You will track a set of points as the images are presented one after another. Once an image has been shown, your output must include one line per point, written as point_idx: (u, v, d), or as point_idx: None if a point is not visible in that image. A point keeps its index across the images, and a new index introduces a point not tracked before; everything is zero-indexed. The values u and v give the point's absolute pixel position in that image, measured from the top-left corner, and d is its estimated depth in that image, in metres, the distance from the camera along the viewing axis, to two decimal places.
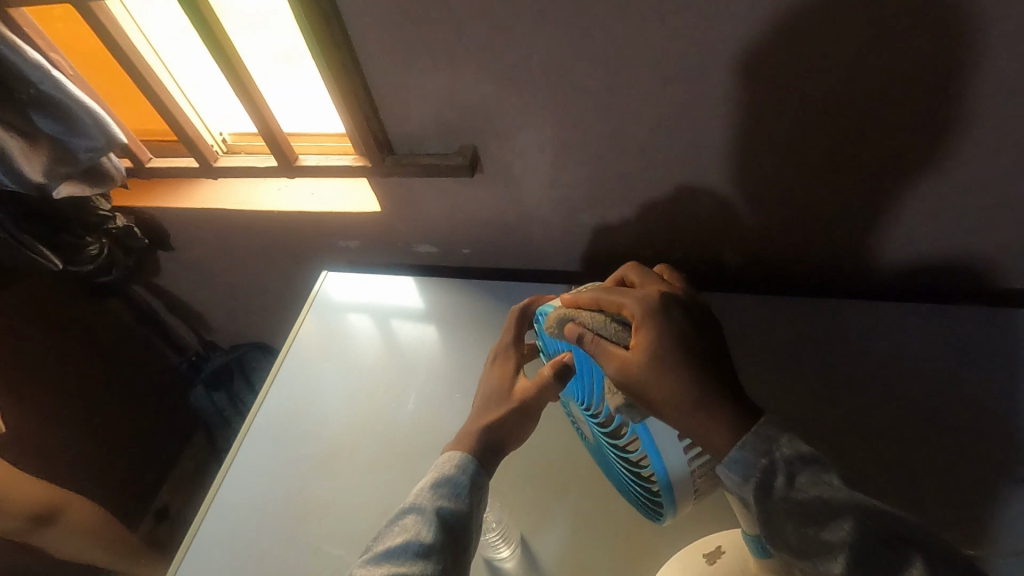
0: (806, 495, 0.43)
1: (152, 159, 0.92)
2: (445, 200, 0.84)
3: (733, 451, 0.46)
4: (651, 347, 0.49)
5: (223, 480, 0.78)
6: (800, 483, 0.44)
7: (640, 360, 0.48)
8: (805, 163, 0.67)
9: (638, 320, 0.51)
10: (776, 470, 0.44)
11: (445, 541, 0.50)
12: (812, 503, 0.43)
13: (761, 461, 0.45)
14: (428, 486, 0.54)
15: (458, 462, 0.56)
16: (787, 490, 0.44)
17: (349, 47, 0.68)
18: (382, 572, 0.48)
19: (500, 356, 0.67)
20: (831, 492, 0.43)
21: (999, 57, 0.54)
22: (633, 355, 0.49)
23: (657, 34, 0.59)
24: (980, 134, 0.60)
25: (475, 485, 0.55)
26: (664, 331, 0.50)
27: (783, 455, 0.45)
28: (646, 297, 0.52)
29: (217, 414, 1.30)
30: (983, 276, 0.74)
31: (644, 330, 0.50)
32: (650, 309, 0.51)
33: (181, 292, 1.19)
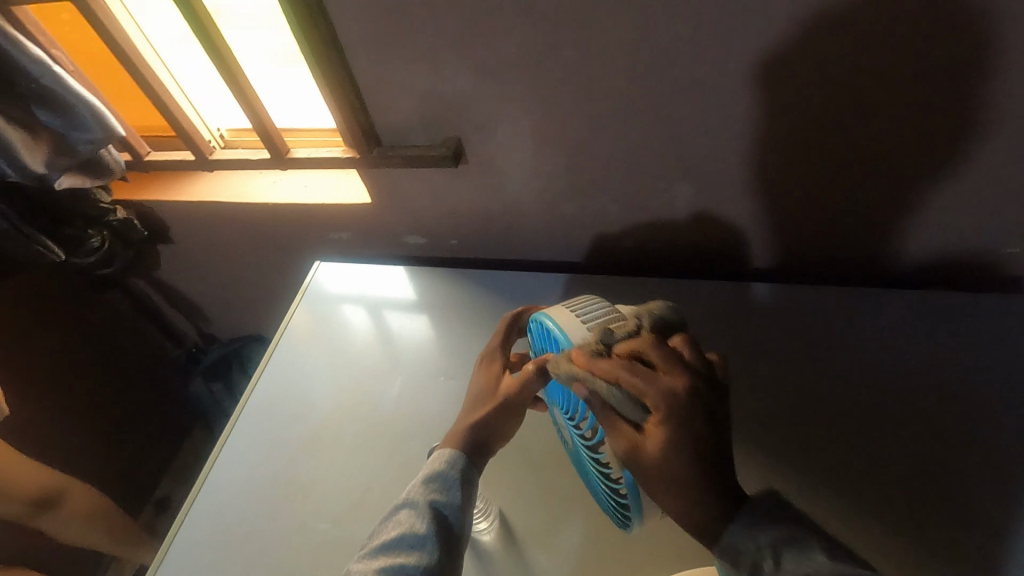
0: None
1: (150, 153, 0.96)
2: (431, 191, 0.87)
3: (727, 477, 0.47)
4: (669, 444, 0.46)
5: (214, 460, 0.81)
6: (786, 565, 0.41)
7: (653, 457, 0.47)
8: (773, 152, 0.70)
9: (659, 415, 0.47)
10: (762, 557, 0.42)
11: (440, 531, 0.50)
12: None
13: (747, 555, 0.43)
14: (420, 481, 0.54)
15: (448, 457, 0.56)
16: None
17: (337, 45, 0.71)
18: (378, 565, 0.48)
19: (487, 358, 0.66)
20: (817, 568, 0.40)
21: (950, 46, 0.56)
22: (646, 445, 0.47)
23: (628, 26, 0.62)
24: (937, 121, 0.62)
25: (467, 477, 0.55)
26: (685, 429, 0.47)
27: (767, 544, 0.42)
28: (670, 392, 0.47)
29: (213, 404, 1.33)
30: (953, 262, 0.76)
31: (663, 429, 0.47)
32: (673, 410, 0.47)
33: (179, 285, 1.22)
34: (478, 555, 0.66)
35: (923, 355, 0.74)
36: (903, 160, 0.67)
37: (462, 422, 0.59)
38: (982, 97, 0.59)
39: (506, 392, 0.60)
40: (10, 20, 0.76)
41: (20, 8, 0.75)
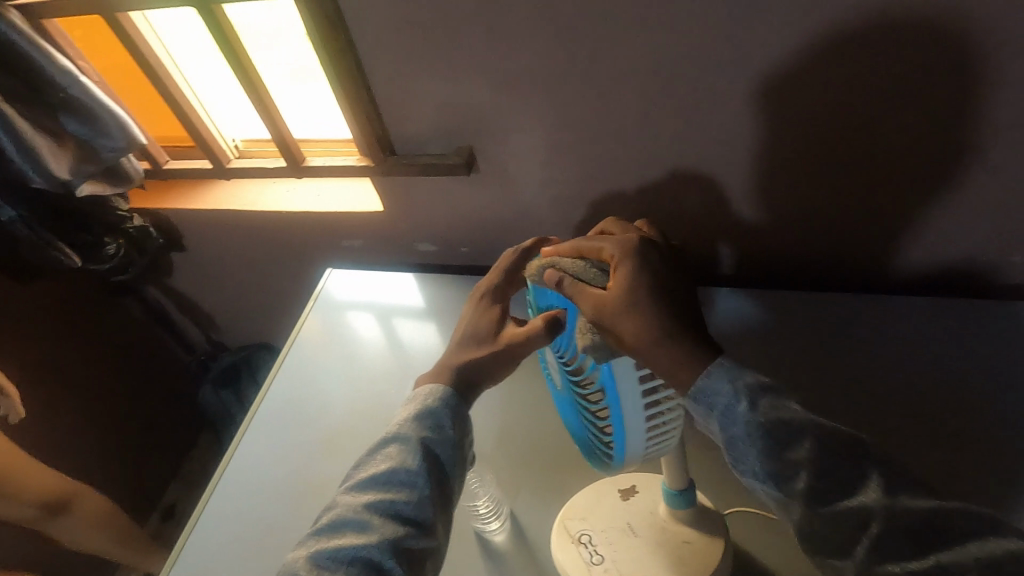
0: (768, 416, 0.42)
1: (169, 161, 0.98)
2: (443, 199, 0.89)
3: (700, 383, 0.45)
4: (629, 287, 0.47)
5: (228, 463, 0.82)
6: (761, 406, 0.42)
7: (615, 310, 0.46)
8: (780, 161, 0.71)
9: (617, 260, 0.49)
10: (738, 395, 0.43)
11: (430, 469, 0.50)
12: (775, 422, 0.42)
13: (723, 395, 0.44)
14: (410, 416, 0.53)
15: (440, 395, 0.54)
16: (751, 415, 0.42)
17: (356, 56, 0.73)
18: (367, 498, 0.49)
19: (487, 300, 0.62)
20: (790, 415, 0.42)
21: (952, 56, 0.58)
22: (608, 295, 0.47)
23: (640, 39, 0.64)
24: (941, 132, 0.64)
25: (458, 413, 0.54)
26: (643, 268, 0.48)
27: (745, 383, 0.43)
28: (624, 239, 0.51)
29: (223, 413, 1.37)
30: (962, 273, 0.77)
31: (622, 269, 0.48)
32: (628, 249, 0.50)
33: (191, 293, 1.24)
34: (488, 554, 0.67)
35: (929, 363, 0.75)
36: (908, 169, 0.68)
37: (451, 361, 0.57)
38: (981, 106, 0.61)
39: (509, 339, 0.57)
40: (39, 32, 0.79)
41: (49, 21, 0.78)
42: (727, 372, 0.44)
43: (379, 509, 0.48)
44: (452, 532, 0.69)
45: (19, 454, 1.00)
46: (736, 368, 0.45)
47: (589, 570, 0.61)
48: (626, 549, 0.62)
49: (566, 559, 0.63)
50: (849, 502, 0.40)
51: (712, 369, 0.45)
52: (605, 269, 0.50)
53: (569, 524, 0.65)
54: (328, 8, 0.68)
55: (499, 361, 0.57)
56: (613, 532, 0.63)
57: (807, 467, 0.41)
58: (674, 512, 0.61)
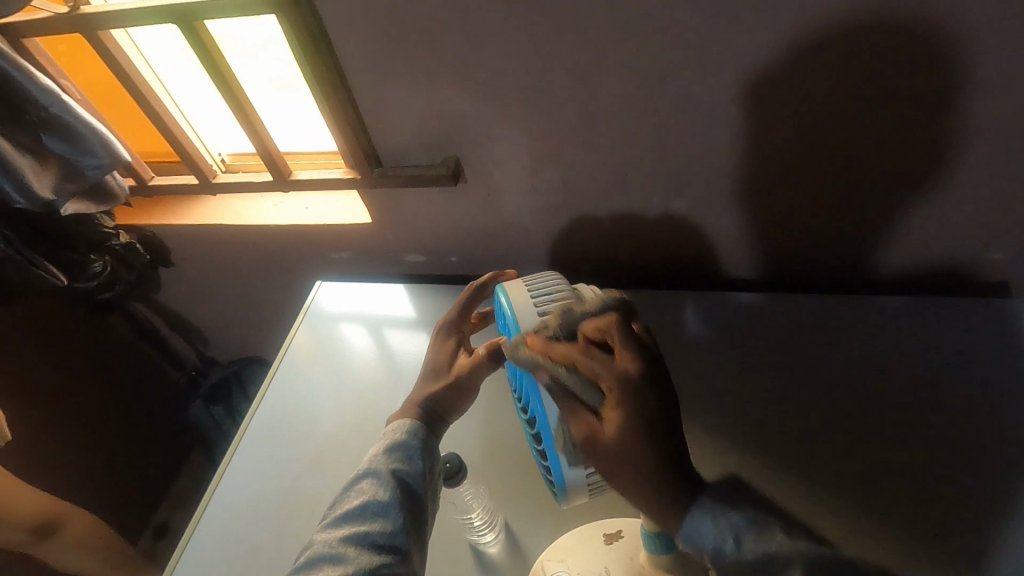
0: (752, 554, 0.42)
1: (154, 177, 0.97)
2: (430, 209, 0.89)
3: (685, 526, 0.46)
4: (625, 426, 0.47)
5: (219, 480, 0.81)
6: (745, 545, 0.42)
7: (610, 441, 0.48)
8: (763, 165, 0.72)
9: (613, 392, 0.49)
10: (722, 535, 0.44)
11: (402, 497, 0.54)
12: (760, 562, 0.41)
13: (707, 534, 0.44)
14: (382, 451, 0.57)
15: (408, 428, 0.59)
16: (736, 553, 0.43)
17: (339, 69, 0.73)
18: (343, 533, 0.52)
19: (443, 332, 0.68)
20: (775, 546, 0.41)
21: (929, 60, 0.59)
22: (604, 431, 0.48)
23: (621, 47, 0.64)
24: (920, 132, 0.65)
25: (427, 445, 0.59)
26: (641, 409, 0.48)
27: (727, 522, 0.44)
28: (622, 373, 0.49)
29: (215, 428, 1.36)
30: (946, 270, 0.78)
31: (617, 411, 0.48)
32: (625, 386, 0.48)
33: (180, 308, 1.23)
34: (483, 566, 0.66)
35: (916, 360, 0.76)
36: (888, 170, 0.69)
37: (427, 394, 0.62)
38: (959, 109, 0.62)
39: (459, 371, 0.63)
40: (19, 51, 0.78)
41: (30, 39, 0.78)
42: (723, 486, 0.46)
43: (355, 540, 0.51)
44: (445, 545, 0.68)
45: (4, 478, 0.98)
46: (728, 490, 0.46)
47: None
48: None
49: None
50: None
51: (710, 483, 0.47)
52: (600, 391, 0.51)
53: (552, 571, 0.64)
54: (310, 22, 0.68)
55: (456, 393, 0.62)
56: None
57: None
58: (655, 557, 0.60)
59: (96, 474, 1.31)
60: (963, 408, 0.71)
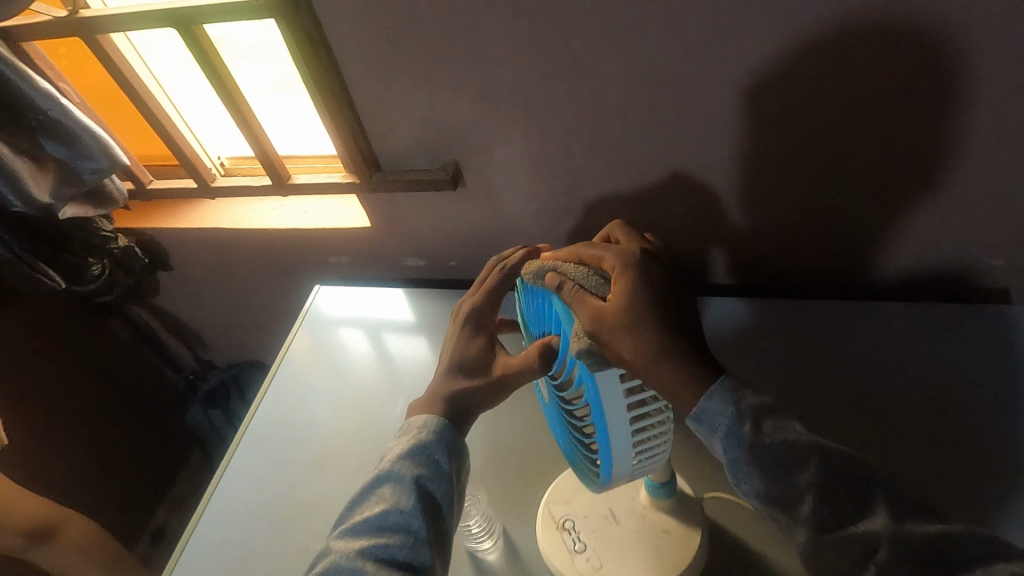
0: (771, 439, 0.44)
1: (153, 181, 0.97)
2: (430, 214, 0.89)
3: (703, 403, 0.46)
4: (630, 292, 0.49)
5: (217, 486, 0.81)
6: (765, 428, 0.44)
7: (616, 317, 0.47)
8: (764, 169, 0.71)
9: (618, 271, 0.51)
10: (743, 419, 0.45)
11: (426, 503, 0.52)
12: (779, 445, 0.44)
13: (726, 412, 0.46)
14: (404, 454, 0.54)
15: (433, 429, 0.56)
16: (754, 436, 0.44)
17: (339, 76, 0.73)
18: (362, 543, 0.50)
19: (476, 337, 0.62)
20: (795, 437, 0.44)
21: (929, 64, 0.59)
22: (608, 306, 0.48)
23: (622, 51, 0.64)
24: (921, 138, 0.65)
25: (452, 448, 0.56)
26: (643, 278, 0.50)
27: (749, 404, 0.46)
28: (625, 250, 0.53)
29: (212, 430, 1.37)
30: (947, 276, 0.78)
31: (622, 278, 0.50)
32: (629, 261, 0.51)
33: (178, 311, 1.23)
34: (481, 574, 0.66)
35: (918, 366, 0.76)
36: (890, 175, 0.69)
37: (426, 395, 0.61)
38: (959, 115, 0.62)
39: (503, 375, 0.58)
40: (19, 55, 0.79)
41: (29, 43, 0.78)
42: (727, 392, 0.46)
43: (373, 553, 0.49)
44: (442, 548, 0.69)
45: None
46: (737, 389, 0.47)
47: (573, 558, 0.63)
48: (607, 536, 0.64)
49: (550, 542, 0.65)
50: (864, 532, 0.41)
51: (711, 390, 0.47)
52: (604, 278, 0.52)
53: (560, 513, 0.66)
54: (310, 27, 0.68)
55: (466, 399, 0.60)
56: (597, 520, 0.65)
57: (813, 488, 0.42)
58: (656, 501, 0.63)
59: (95, 478, 1.30)
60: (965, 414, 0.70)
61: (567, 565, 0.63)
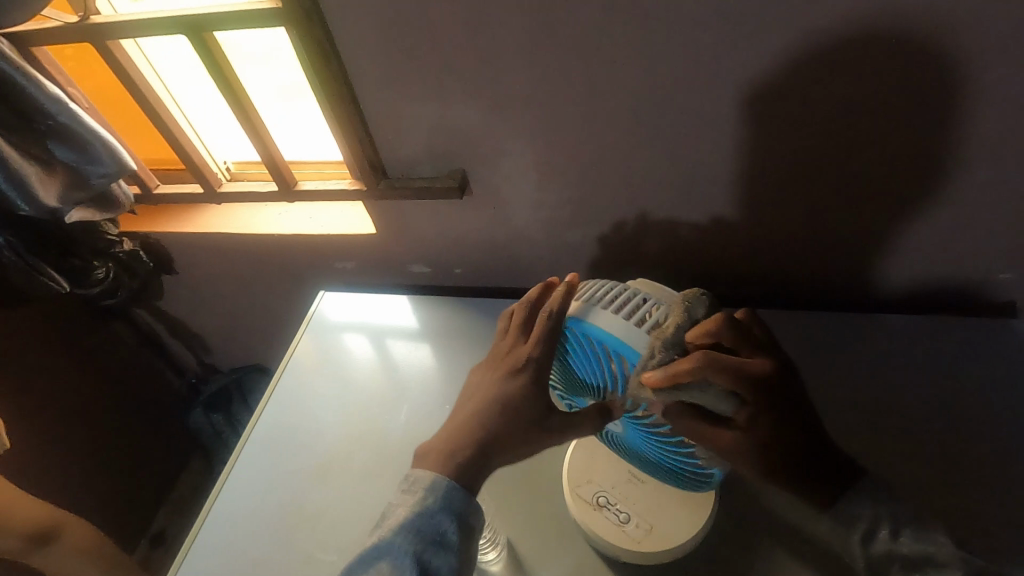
0: (909, 548, 0.53)
1: (160, 185, 0.97)
2: (436, 221, 0.89)
3: (845, 509, 0.57)
4: (759, 421, 0.54)
5: (221, 492, 0.81)
6: (903, 538, 0.53)
7: (751, 443, 0.54)
8: (772, 181, 0.71)
9: (753, 403, 0.53)
10: (882, 524, 0.55)
11: None
12: (918, 557, 0.52)
13: (865, 516, 0.56)
14: (406, 520, 0.54)
15: (438, 494, 0.55)
16: (891, 542, 0.54)
17: (348, 83, 0.74)
18: None
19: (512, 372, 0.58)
20: (934, 548, 0.52)
21: (939, 78, 0.59)
22: (741, 437, 0.53)
23: (631, 62, 0.64)
24: (929, 151, 0.65)
25: (458, 515, 0.55)
26: (771, 410, 0.54)
27: (889, 512, 0.55)
28: (758, 380, 0.52)
29: (214, 435, 1.37)
30: (952, 288, 0.78)
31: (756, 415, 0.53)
32: (763, 395, 0.53)
33: (182, 315, 1.23)
34: None
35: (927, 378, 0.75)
36: (897, 189, 0.69)
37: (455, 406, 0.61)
38: (968, 130, 0.62)
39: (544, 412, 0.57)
40: (28, 59, 0.79)
41: (38, 48, 0.78)
42: (870, 498, 0.56)
43: None
44: None
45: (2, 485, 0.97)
46: (877, 499, 0.56)
47: (624, 529, 0.65)
48: (639, 498, 0.67)
49: (595, 522, 0.66)
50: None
51: (858, 498, 0.57)
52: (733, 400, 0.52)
53: (582, 491, 0.68)
54: (320, 35, 0.68)
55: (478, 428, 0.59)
56: (624, 487, 0.68)
57: None
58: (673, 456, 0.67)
59: (98, 481, 1.30)
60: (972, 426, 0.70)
61: (625, 538, 0.64)
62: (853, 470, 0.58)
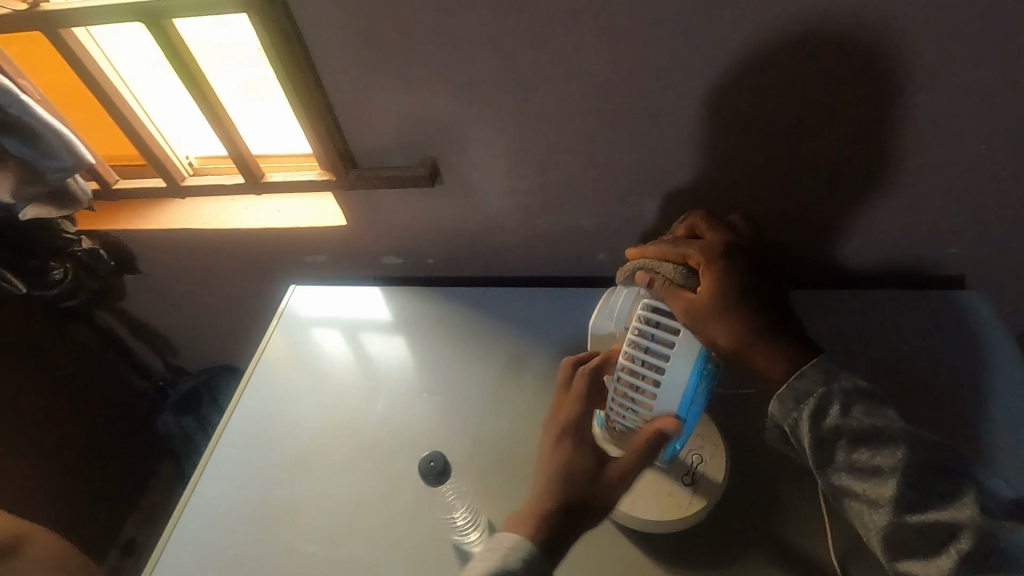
0: (858, 424, 0.51)
1: (119, 181, 0.94)
2: (407, 211, 0.88)
3: (792, 381, 0.54)
4: (717, 282, 0.56)
5: (194, 490, 0.79)
6: (854, 413, 0.52)
7: (705, 299, 0.56)
8: (736, 164, 0.73)
9: (704, 265, 0.58)
10: (832, 401, 0.53)
11: None
12: (864, 430, 0.51)
13: (817, 392, 0.53)
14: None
15: (515, 551, 0.55)
16: (841, 420, 0.52)
17: (314, 71, 0.73)
18: None
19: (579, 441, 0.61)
20: (883, 422, 0.51)
21: (889, 62, 0.62)
22: (698, 297, 0.56)
23: (596, 49, 0.65)
24: (884, 131, 0.67)
25: (531, 571, 0.54)
26: (726, 274, 0.57)
27: (839, 389, 0.53)
28: (709, 246, 0.59)
29: (185, 439, 1.34)
30: (906, 264, 0.81)
31: (710, 274, 0.57)
32: (714, 257, 0.58)
33: (146, 315, 1.20)
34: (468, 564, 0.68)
35: (892, 351, 0.76)
36: (854, 169, 0.71)
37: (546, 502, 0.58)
38: (918, 111, 0.65)
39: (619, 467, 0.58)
40: None
41: None
42: (822, 373, 0.54)
43: None
44: (433, 543, 0.71)
45: None
46: (832, 369, 0.54)
47: (711, 459, 0.68)
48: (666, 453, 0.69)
49: (707, 484, 0.66)
50: (940, 515, 0.47)
51: (808, 367, 0.54)
52: (692, 272, 0.59)
53: (673, 491, 0.66)
54: (284, 22, 0.67)
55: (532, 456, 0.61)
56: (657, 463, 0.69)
57: (895, 468, 0.49)
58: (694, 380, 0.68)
59: (69, 492, 1.26)
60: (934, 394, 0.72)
61: (715, 462, 0.68)
62: (815, 349, 0.56)
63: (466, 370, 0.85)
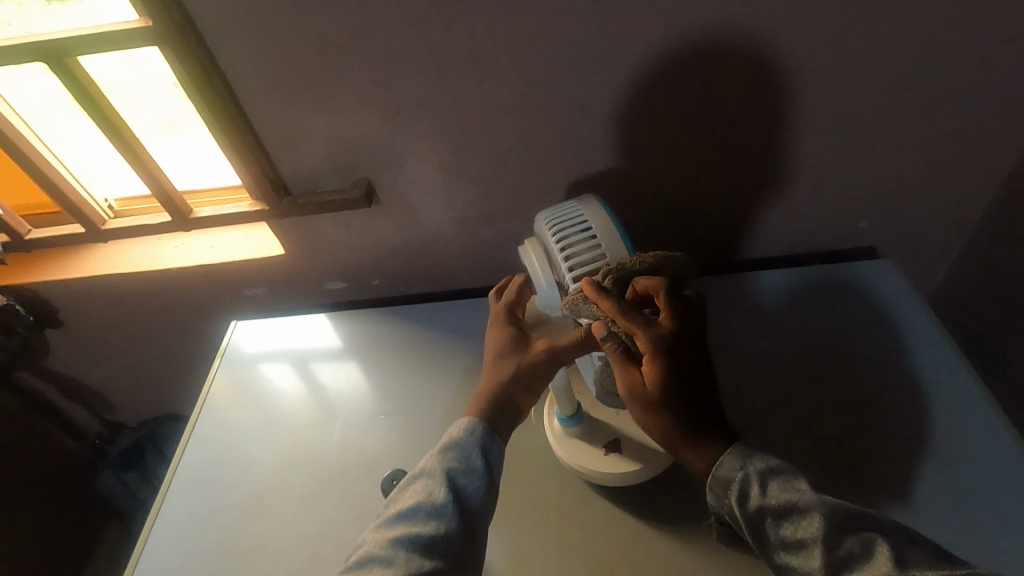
0: (777, 500, 0.53)
1: (32, 231, 0.90)
2: (346, 234, 0.87)
3: (717, 470, 0.56)
4: (657, 383, 0.56)
5: (144, 546, 0.75)
6: (771, 491, 0.53)
7: (642, 392, 0.56)
8: (661, 161, 0.77)
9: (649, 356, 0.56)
10: (751, 482, 0.54)
11: (456, 501, 0.56)
12: (783, 505, 0.52)
13: (737, 475, 0.55)
14: (438, 451, 0.59)
15: (467, 426, 0.60)
16: (762, 497, 0.53)
17: (236, 100, 0.71)
18: (394, 532, 0.54)
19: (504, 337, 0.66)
20: (797, 495, 0.52)
21: (786, 56, 0.67)
22: (638, 389, 0.57)
23: (516, 61, 0.67)
24: (790, 120, 0.72)
25: (486, 446, 0.60)
26: (667, 376, 0.56)
27: (756, 469, 0.55)
28: (657, 335, 0.56)
29: (129, 496, 1.27)
30: (825, 241, 0.87)
31: (653, 370, 0.56)
32: (659, 352, 0.56)
33: (75, 370, 1.12)
34: None
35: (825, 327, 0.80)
36: (767, 157, 0.76)
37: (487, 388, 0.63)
38: (818, 99, 0.70)
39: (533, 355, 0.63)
40: None
41: None
42: (739, 457, 0.55)
43: (404, 543, 0.53)
44: None
45: None
46: (748, 452, 0.56)
47: None
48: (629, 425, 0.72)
49: None
50: None
51: (726, 454, 0.56)
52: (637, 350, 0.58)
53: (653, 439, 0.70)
54: (198, 53, 0.66)
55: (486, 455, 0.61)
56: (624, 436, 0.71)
57: (817, 539, 0.50)
58: None
59: None
60: (888, 406, 0.71)
61: None
62: (734, 436, 0.57)
63: (422, 388, 0.85)
